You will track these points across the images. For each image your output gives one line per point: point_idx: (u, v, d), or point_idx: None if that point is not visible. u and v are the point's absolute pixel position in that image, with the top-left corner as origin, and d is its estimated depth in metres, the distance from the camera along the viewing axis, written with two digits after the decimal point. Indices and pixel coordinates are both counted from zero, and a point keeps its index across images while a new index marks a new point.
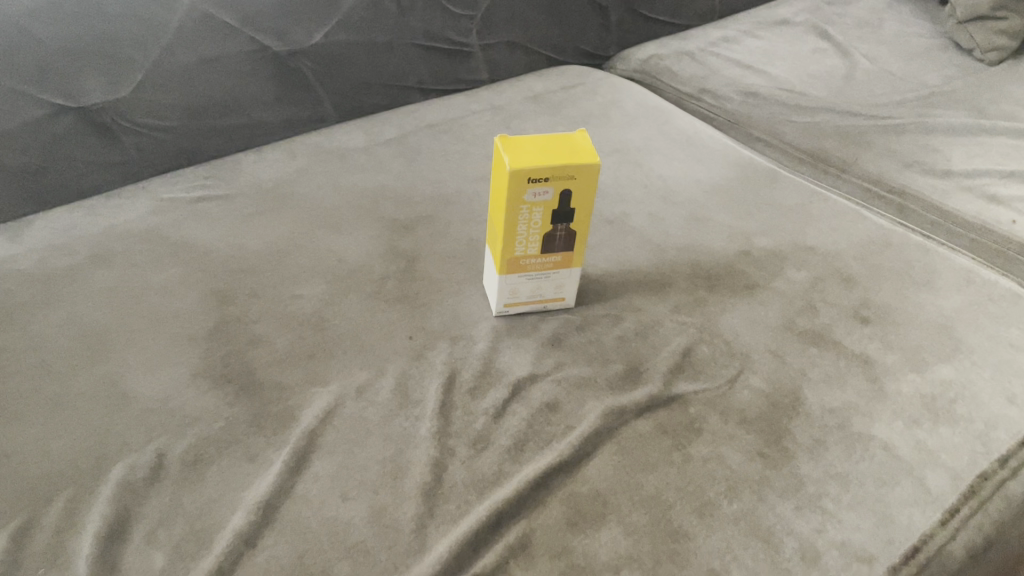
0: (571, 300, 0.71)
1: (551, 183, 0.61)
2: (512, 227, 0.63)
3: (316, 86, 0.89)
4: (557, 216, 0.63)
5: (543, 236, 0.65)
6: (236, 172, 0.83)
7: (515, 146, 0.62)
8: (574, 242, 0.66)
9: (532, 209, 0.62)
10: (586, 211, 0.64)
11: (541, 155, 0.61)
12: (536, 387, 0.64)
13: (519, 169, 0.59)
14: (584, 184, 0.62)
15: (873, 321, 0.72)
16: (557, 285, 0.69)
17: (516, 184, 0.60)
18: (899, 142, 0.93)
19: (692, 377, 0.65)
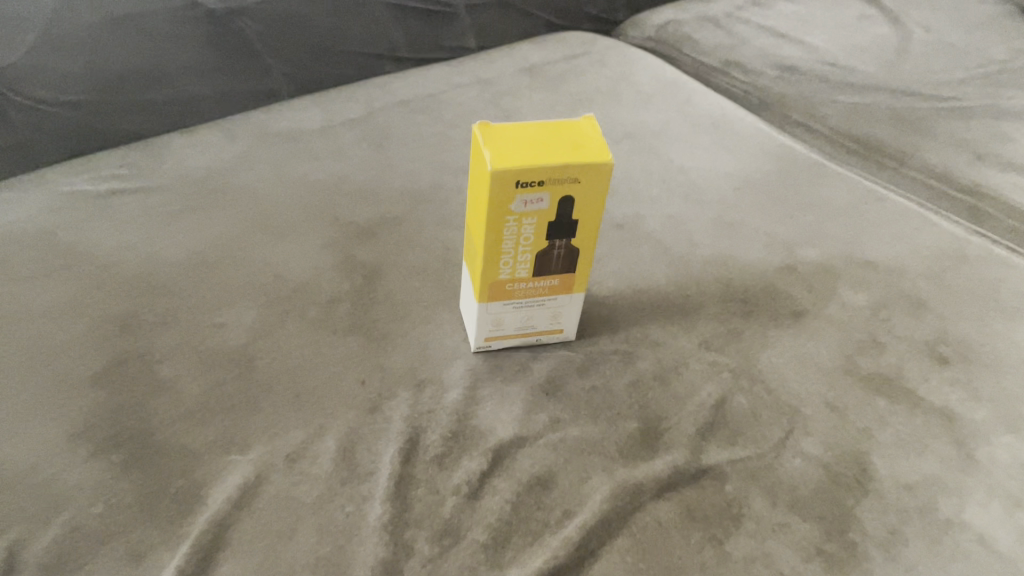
0: (570, 331, 0.55)
1: (547, 187, 0.46)
2: (494, 243, 0.48)
3: (264, 52, 0.73)
4: (554, 229, 0.48)
5: (536, 254, 0.49)
6: (160, 158, 0.67)
7: (499, 137, 0.46)
8: (575, 261, 0.51)
9: (521, 221, 0.47)
10: (592, 222, 0.49)
11: (534, 151, 0.45)
12: (524, 453, 0.49)
13: (504, 170, 0.44)
14: (591, 189, 0.46)
15: (953, 362, 0.56)
16: (553, 313, 0.54)
17: (499, 189, 0.45)
18: (967, 128, 0.77)
19: (727, 439, 0.50)
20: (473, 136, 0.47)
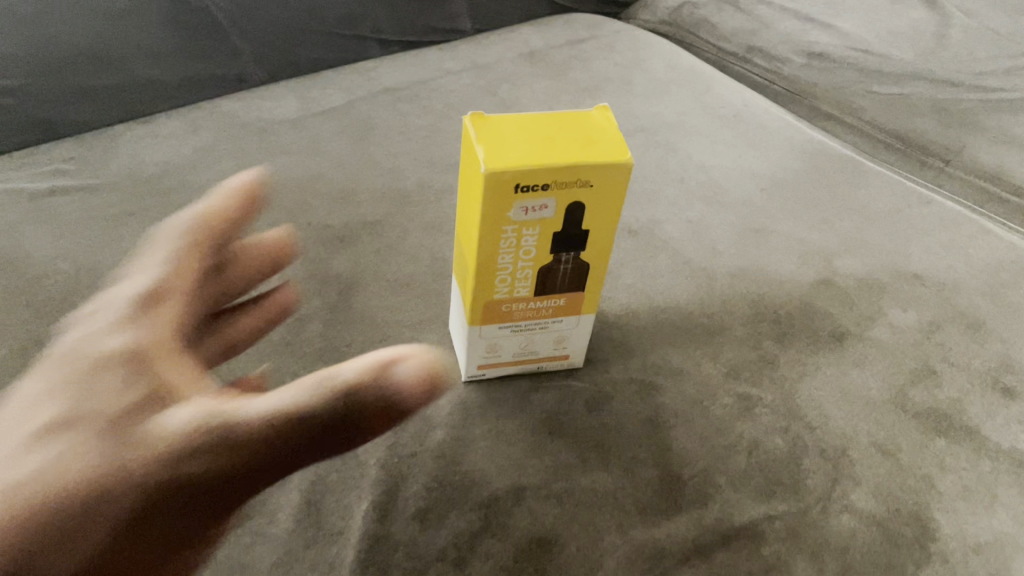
0: (577, 358, 0.48)
1: (552, 192, 0.39)
2: (489, 257, 0.41)
3: (232, 32, 0.65)
4: (559, 241, 0.41)
5: (538, 269, 0.42)
6: (111, 152, 0.59)
7: (497, 130, 0.39)
8: (584, 278, 0.44)
9: (520, 231, 0.40)
10: (605, 233, 0.42)
11: (538, 149, 0.38)
12: (523, 507, 0.41)
13: (501, 172, 0.37)
14: (604, 193, 0.39)
15: (1021, 395, 0.49)
16: (557, 338, 0.46)
17: (495, 194, 0.38)
18: (1018, 123, 0.69)
19: (763, 490, 0.43)
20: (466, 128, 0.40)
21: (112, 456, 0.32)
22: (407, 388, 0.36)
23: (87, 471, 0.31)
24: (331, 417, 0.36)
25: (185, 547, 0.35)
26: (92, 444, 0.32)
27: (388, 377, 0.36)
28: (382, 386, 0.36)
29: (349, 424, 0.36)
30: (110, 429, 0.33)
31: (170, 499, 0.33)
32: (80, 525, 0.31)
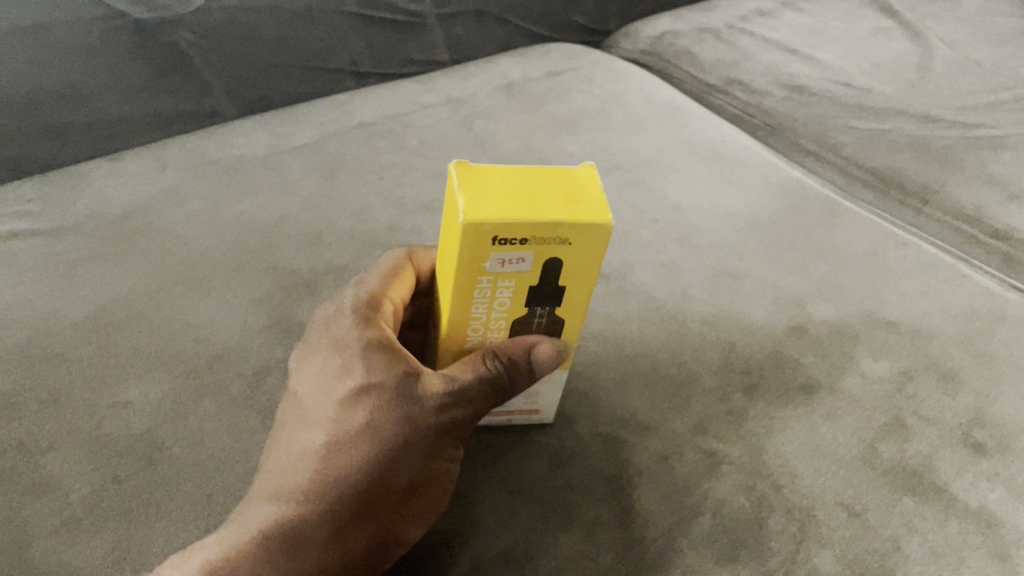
0: (548, 412, 0.46)
1: (532, 248, 0.35)
2: (460, 304, 0.37)
3: (202, 66, 0.64)
4: (536, 296, 0.38)
5: (512, 321, 0.39)
6: (76, 193, 0.59)
7: (478, 176, 0.35)
8: (560, 332, 0.40)
9: (495, 283, 0.36)
10: (586, 292, 0.38)
11: (522, 201, 0.34)
12: (479, 570, 0.40)
13: (478, 225, 0.33)
14: (585, 253, 0.36)
15: (993, 451, 0.48)
16: (530, 394, 0.44)
17: (469, 245, 0.34)
18: (999, 161, 0.69)
19: (725, 552, 0.42)
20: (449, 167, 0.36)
21: (375, 422, 0.37)
22: (545, 366, 0.39)
23: (395, 429, 0.37)
24: (518, 368, 0.38)
25: (445, 478, 0.39)
26: (395, 408, 0.37)
27: (531, 352, 0.39)
28: (526, 355, 0.39)
29: (521, 383, 0.39)
30: (414, 389, 0.37)
31: (437, 441, 0.38)
32: (354, 479, 0.36)
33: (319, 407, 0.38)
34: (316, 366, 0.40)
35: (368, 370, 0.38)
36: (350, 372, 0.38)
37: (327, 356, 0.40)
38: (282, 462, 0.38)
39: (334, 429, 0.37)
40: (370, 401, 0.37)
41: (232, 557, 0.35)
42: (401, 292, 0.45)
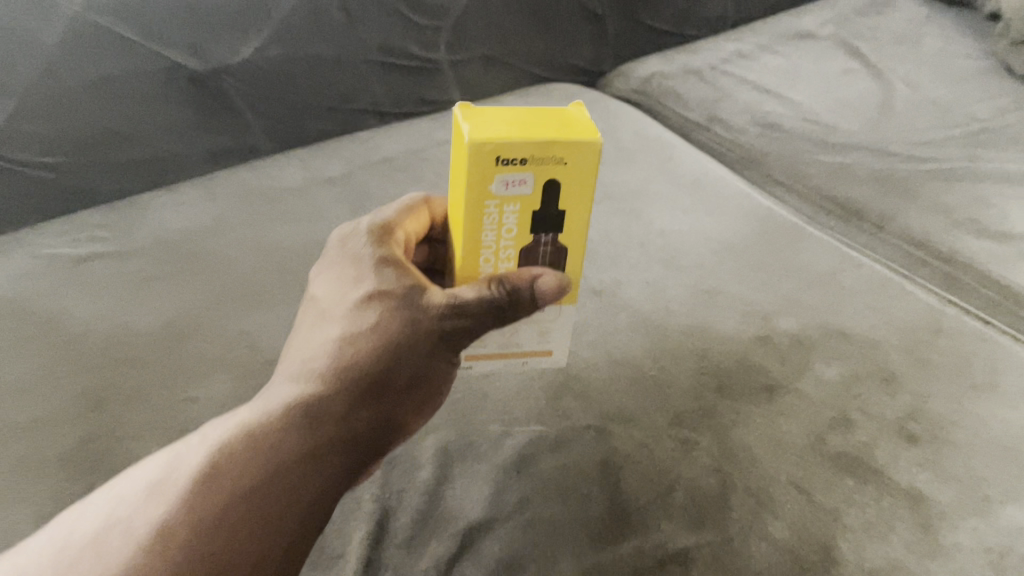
0: (559, 354, 0.55)
1: (530, 168, 0.44)
2: (473, 230, 0.46)
3: (246, 110, 0.74)
4: (539, 220, 0.46)
5: (520, 249, 0.48)
6: (139, 219, 0.68)
7: (482, 115, 0.45)
8: (563, 260, 0.49)
9: (502, 206, 0.45)
10: (580, 216, 0.47)
11: (518, 128, 0.44)
12: (493, 536, 0.49)
13: (483, 143, 0.42)
14: (577, 172, 0.45)
15: (923, 441, 0.57)
16: (541, 332, 0.53)
17: (478, 165, 0.43)
18: (947, 192, 0.78)
19: (694, 523, 0.50)
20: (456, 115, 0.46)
21: (386, 320, 0.45)
22: (547, 297, 0.47)
23: (400, 328, 0.45)
24: (520, 295, 0.46)
25: (441, 381, 0.48)
26: (403, 310, 0.46)
27: (536, 283, 0.47)
28: (530, 288, 0.47)
29: (521, 309, 0.47)
30: (420, 296, 0.46)
31: (435, 345, 0.46)
32: (364, 366, 0.45)
33: (339, 309, 0.47)
34: (337, 276, 0.49)
35: (382, 280, 0.47)
36: (367, 281, 0.47)
37: (347, 269, 0.49)
38: (308, 353, 0.46)
39: (351, 325, 0.46)
40: (383, 304, 0.46)
41: (263, 421, 0.43)
42: (417, 229, 0.53)
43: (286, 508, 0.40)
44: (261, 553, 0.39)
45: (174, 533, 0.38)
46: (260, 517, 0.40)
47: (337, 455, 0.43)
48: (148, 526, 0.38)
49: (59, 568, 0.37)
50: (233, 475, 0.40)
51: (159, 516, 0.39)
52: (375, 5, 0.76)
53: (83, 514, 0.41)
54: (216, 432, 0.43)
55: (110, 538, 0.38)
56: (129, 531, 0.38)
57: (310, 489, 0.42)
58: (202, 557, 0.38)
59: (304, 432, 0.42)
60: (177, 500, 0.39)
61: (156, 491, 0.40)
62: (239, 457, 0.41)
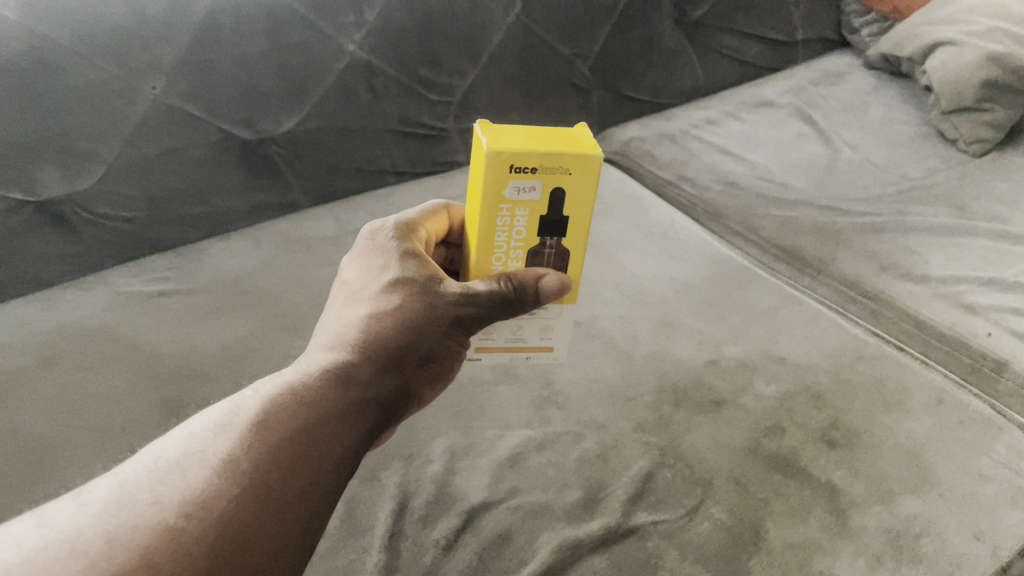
0: (558, 351, 0.61)
1: (539, 176, 0.50)
2: (488, 228, 0.52)
3: (286, 172, 0.89)
4: (546, 224, 0.52)
5: (528, 250, 0.54)
6: (199, 263, 0.82)
7: (498, 129, 0.51)
8: (564, 263, 0.55)
9: (513, 210, 0.51)
10: (582, 222, 0.53)
11: (531, 141, 0.50)
12: (490, 514, 0.62)
13: (500, 152, 0.49)
14: (580, 181, 0.51)
15: (841, 446, 0.69)
16: (544, 328, 0.59)
17: (494, 171, 0.49)
18: (878, 241, 0.91)
19: (651, 506, 0.63)
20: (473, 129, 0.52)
21: (409, 302, 0.51)
22: (549, 295, 0.53)
23: (423, 308, 0.51)
24: (526, 289, 0.53)
25: (454, 360, 0.53)
26: (423, 295, 0.52)
27: (540, 281, 0.53)
28: (536, 285, 0.53)
29: (528, 302, 0.53)
30: (437, 286, 0.52)
31: (451, 325, 0.52)
32: (392, 339, 0.50)
33: (367, 292, 0.52)
34: (364, 264, 0.55)
35: (405, 270, 0.53)
36: (391, 270, 0.53)
37: (373, 259, 0.55)
38: (338, 329, 0.51)
39: (377, 305, 0.51)
40: (406, 289, 0.52)
41: (306, 378, 0.46)
42: (435, 231, 0.60)
43: (329, 452, 0.44)
44: (311, 488, 0.42)
45: (243, 462, 0.41)
46: (312, 455, 0.43)
47: (367, 413, 0.47)
48: (221, 455, 0.41)
49: (146, 486, 0.39)
50: (286, 419, 0.44)
51: (230, 448, 0.41)
52: (395, 85, 0.91)
53: (147, 454, 0.42)
54: (265, 386, 0.46)
55: (188, 464, 0.41)
56: (204, 460, 0.41)
57: (348, 437, 0.45)
58: (271, 482, 0.41)
59: (341, 389, 0.46)
60: (241, 435, 0.42)
61: (221, 429, 0.43)
62: (289, 404, 0.44)
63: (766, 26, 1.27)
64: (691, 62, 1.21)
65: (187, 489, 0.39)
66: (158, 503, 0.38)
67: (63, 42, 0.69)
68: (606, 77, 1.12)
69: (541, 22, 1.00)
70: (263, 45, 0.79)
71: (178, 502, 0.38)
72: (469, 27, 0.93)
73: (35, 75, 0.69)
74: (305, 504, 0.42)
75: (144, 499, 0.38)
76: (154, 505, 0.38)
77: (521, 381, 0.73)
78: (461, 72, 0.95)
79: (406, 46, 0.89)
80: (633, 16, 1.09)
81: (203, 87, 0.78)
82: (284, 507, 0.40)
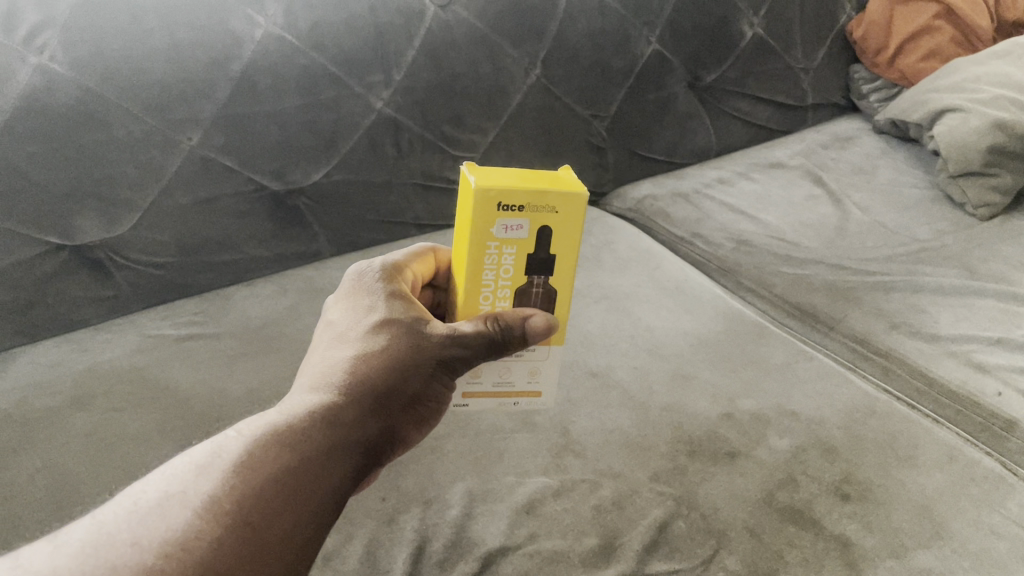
0: (547, 396, 0.60)
1: (527, 214, 0.51)
2: (475, 267, 0.53)
3: (313, 223, 0.93)
4: (533, 263, 0.53)
5: (516, 289, 0.54)
6: (227, 309, 0.86)
7: (486, 170, 0.52)
8: (552, 304, 0.56)
9: (501, 248, 0.52)
10: (569, 261, 0.54)
11: (519, 179, 0.51)
12: (507, 560, 0.62)
13: (489, 188, 0.50)
14: (567, 220, 0.52)
15: (854, 499, 0.70)
16: (532, 371, 0.58)
17: (482, 208, 0.50)
18: (888, 300, 0.93)
19: (666, 555, 0.64)
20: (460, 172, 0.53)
21: (395, 343, 0.51)
22: (537, 335, 0.54)
23: (411, 350, 0.51)
24: (514, 330, 0.53)
25: (440, 402, 0.52)
26: (410, 336, 0.51)
27: (525, 323, 0.53)
28: (522, 327, 0.53)
29: (514, 341, 0.53)
30: (424, 327, 0.52)
31: (438, 368, 0.51)
32: (378, 381, 0.49)
33: (353, 332, 0.52)
34: (351, 305, 0.55)
35: (392, 311, 0.53)
36: (379, 310, 0.53)
37: (359, 300, 0.54)
38: (322, 370, 0.50)
39: (364, 346, 0.51)
40: (392, 330, 0.52)
41: (290, 418, 0.46)
42: (421, 272, 0.60)
43: (313, 493, 0.43)
44: (295, 530, 0.42)
45: (226, 503, 0.40)
46: (294, 497, 0.42)
47: (352, 456, 0.46)
48: (203, 496, 0.40)
49: (125, 527, 0.39)
50: (270, 459, 0.43)
51: (212, 488, 0.41)
52: (419, 142, 0.95)
53: (127, 495, 0.42)
54: (249, 426, 0.45)
55: (168, 505, 0.40)
56: (185, 500, 0.40)
57: (332, 480, 0.44)
58: (253, 524, 0.40)
59: (326, 430, 0.46)
60: (224, 476, 0.42)
61: (203, 469, 0.42)
62: (273, 445, 0.44)
63: (777, 91, 1.32)
64: (704, 124, 1.24)
65: (166, 530, 0.39)
66: (137, 544, 0.38)
67: (111, 96, 0.72)
68: (621, 137, 1.16)
69: (561, 84, 1.04)
70: (297, 102, 0.83)
71: (158, 544, 0.38)
72: (491, 86, 0.97)
73: (82, 127, 0.72)
74: (287, 547, 0.41)
75: (124, 540, 0.38)
76: (134, 545, 0.38)
77: (538, 429, 0.75)
78: (482, 130, 0.99)
79: (431, 104, 0.93)
80: (648, 79, 1.13)
81: (238, 139, 0.81)
82: (267, 549, 0.40)
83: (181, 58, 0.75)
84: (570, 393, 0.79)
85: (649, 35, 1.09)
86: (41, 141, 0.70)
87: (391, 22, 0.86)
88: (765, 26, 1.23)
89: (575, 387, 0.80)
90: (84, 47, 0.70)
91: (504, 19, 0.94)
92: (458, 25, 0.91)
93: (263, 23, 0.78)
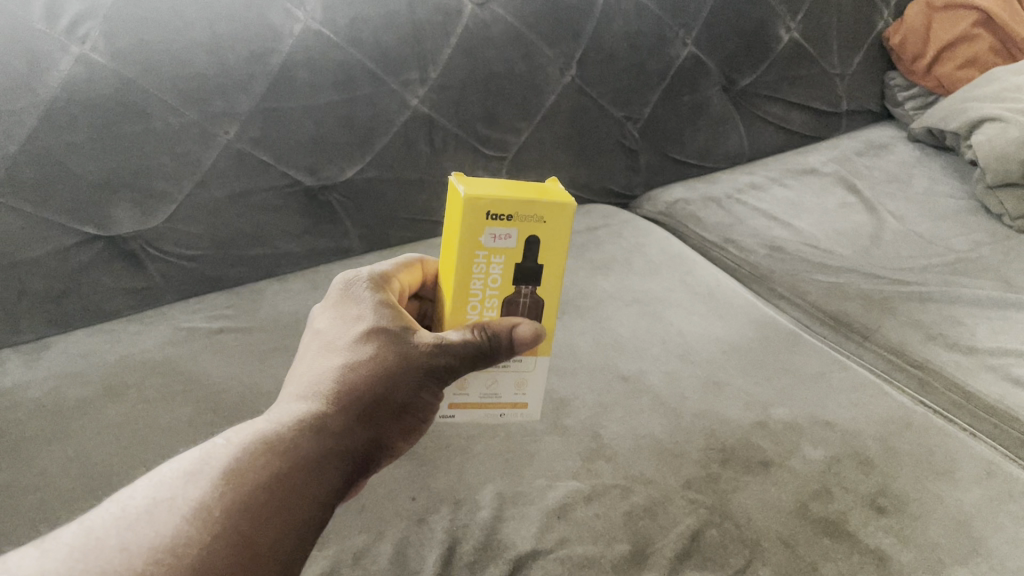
0: (534, 408, 0.59)
1: (516, 224, 0.51)
2: (464, 277, 0.52)
3: (344, 219, 0.92)
4: (521, 273, 0.53)
5: (503, 299, 0.53)
6: (259, 303, 0.86)
7: (473, 180, 0.52)
8: (540, 314, 0.55)
9: (489, 257, 0.51)
10: (556, 271, 0.53)
11: (507, 189, 0.51)
12: (538, 564, 0.62)
13: (478, 198, 0.49)
14: (555, 230, 0.52)
15: (889, 512, 0.69)
16: (519, 382, 0.57)
17: (471, 218, 0.50)
18: (924, 309, 0.91)
19: (699, 564, 0.63)
20: (449, 183, 0.53)
21: (385, 351, 0.50)
22: (524, 344, 0.52)
23: (398, 358, 0.50)
24: (501, 339, 0.52)
25: (428, 411, 0.52)
26: (398, 344, 0.51)
27: (513, 331, 0.52)
28: (509, 335, 0.52)
29: (502, 350, 0.52)
30: (411, 335, 0.51)
31: (426, 376, 0.50)
32: (364, 391, 0.49)
33: (341, 341, 0.51)
34: (339, 314, 0.54)
35: (381, 318, 0.52)
36: (367, 318, 0.52)
37: (347, 309, 0.54)
38: (310, 379, 0.50)
39: (352, 355, 0.50)
40: (380, 338, 0.51)
41: (277, 427, 0.45)
42: (409, 282, 0.60)
43: (299, 502, 0.42)
44: (283, 539, 0.41)
45: (215, 511, 0.40)
46: (282, 506, 0.42)
47: (340, 465, 0.46)
48: (192, 503, 0.40)
49: (112, 533, 0.39)
50: (257, 467, 0.42)
51: (200, 496, 0.40)
52: (453, 141, 0.94)
53: (115, 501, 0.41)
54: (237, 434, 0.45)
55: (156, 512, 0.39)
56: (173, 507, 0.40)
57: (318, 489, 0.44)
58: (241, 532, 0.40)
59: (315, 440, 0.45)
60: (213, 484, 0.41)
61: (192, 476, 0.41)
62: (261, 454, 0.43)
63: (811, 97, 1.30)
64: (737, 128, 1.23)
65: (154, 537, 0.38)
66: (125, 551, 0.37)
67: (149, 88, 0.72)
68: (654, 140, 1.15)
69: (595, 86, 1.03)
70: (333, 98, 0.83)
71: (145, 550, 0.37)
72: (526, 86, 0.96)
73: (119, 118, 0.72)
74: (274, 556, 0.40)
75: (111, 546, 0.38)
76: (121, 552, 0.37)
77: (570, 432, 0.74)
78: (515, 130, 0.99)
79: (465, 102, 0.93)
80: (682, 82, 1.12)
81: (273, 133, 0.81)
82: (256, 557, 0.39)
83: (220, 51, 0.75)
84: (601, 397, 0.78)
85: (685, 37, 1.08)
86: (81, 130, 0.70)
87: (429, 19, 0.85)
88: (801, 31, 1.22)
89: (606, 391, 0.79)
90: (127, 39, 0.70)
91: (541, 19, 0.94)
92: (495, 23, 0.90)
93: (302, 17, 0.78)
